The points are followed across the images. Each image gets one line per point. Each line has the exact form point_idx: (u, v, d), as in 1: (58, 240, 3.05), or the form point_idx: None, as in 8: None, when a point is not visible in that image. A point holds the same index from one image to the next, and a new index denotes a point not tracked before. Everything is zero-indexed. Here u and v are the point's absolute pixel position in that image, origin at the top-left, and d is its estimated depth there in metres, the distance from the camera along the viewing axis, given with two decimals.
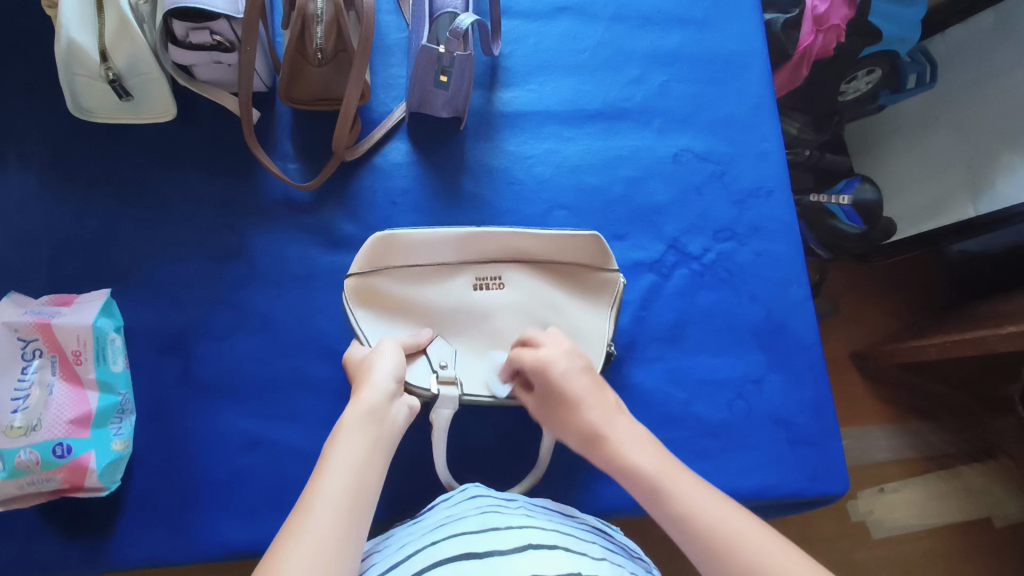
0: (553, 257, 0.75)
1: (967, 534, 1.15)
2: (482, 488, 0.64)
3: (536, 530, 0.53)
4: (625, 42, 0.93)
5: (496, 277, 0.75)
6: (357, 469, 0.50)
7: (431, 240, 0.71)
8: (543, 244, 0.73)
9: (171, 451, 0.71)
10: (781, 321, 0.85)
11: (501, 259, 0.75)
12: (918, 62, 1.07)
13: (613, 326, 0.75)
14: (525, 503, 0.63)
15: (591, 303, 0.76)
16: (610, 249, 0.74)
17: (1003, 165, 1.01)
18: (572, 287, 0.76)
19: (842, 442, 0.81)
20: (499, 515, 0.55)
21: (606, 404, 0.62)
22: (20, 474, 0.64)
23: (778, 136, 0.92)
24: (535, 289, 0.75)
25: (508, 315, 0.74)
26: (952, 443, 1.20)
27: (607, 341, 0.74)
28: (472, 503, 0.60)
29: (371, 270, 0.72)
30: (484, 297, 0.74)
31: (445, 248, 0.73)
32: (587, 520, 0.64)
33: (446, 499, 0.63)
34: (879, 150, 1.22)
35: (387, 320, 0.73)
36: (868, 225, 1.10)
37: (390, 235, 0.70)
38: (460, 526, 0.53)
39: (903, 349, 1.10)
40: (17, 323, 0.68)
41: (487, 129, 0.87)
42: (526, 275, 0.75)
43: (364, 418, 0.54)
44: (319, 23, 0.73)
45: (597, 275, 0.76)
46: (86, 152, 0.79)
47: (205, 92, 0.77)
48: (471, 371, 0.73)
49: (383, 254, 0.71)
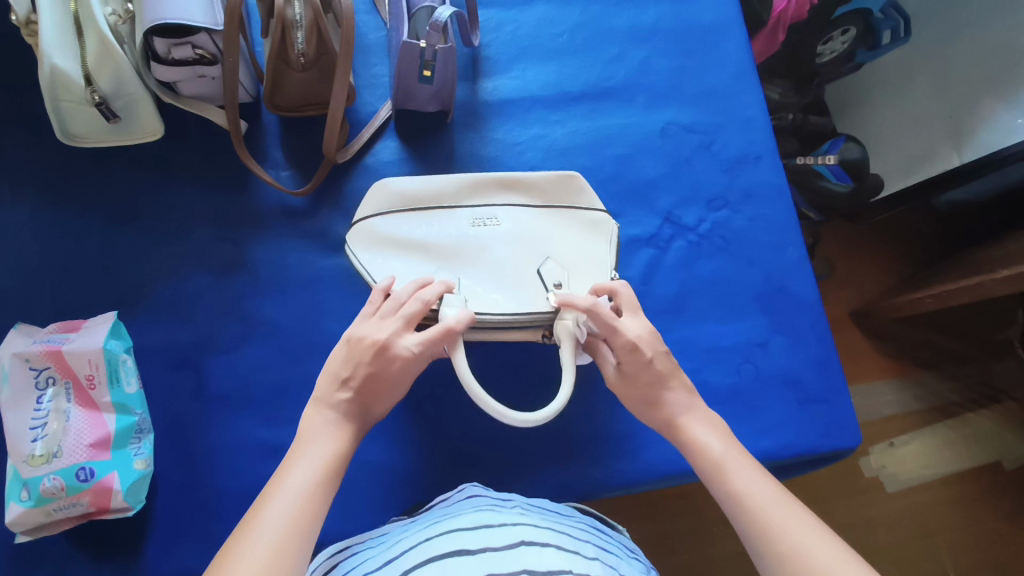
0: (544, 201, 0.77)
1: (979, 479, 1.17)
2: (480, 487, 0.66)
3: (528, 528, 0.53)
4: (602, 22, 0.93)
5: (492, 217, 0.75)
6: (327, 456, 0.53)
7: (429, 185, 0.76)
8: (530, 182, 0.77)
9: (193, 466, 0.71)
10: (780, 283, 0.86)
11: (494, 199, 0.77)
12: (891, 16, 1.05)
13: (614, 256, 0.74)
14: (521, 502, 0.63)
15: (588, 236, 0.75)
16: (589, 190, 0.78)
17: (984, 113, 1.02)
18: (566, 223, 0.76)
19: (851, 397, 0.82)
20: (493, 514, 0.56)
21: (683, 387, 0.63)
22: (47, 502, 0.65)
23: (761, 101, 0.93)
24: (531, 224, 0.75)
25: (507, 247, 0.73)
26: (956, 391, 1.22)
27: (609, 267, 0.72)
28: (467, 503, 0.61)
29: (375, 214, 0.75)
30: (480, 233, 0.74)
31: (442, 188, 0.76)
32: (581, 519, 0.65)
33: (445, 500, 0.66)
34: (862, 108, 1.23)
35: (389, 260, 0.72)
36: (856, 182, 1.11)
37: (389, 181, 0.76)
38: (452, 523, 0.54)
39: (902, 303, 1.11)
40: (27, 353, 0.68)
41: (474, 119, 0.87)
42: (521, 211, 0.76)
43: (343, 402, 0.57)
44: (299, 28, 0.72)
45: (589, 213, 0.77)
46: (78, 178, 0.79)
47: (192, 107, 0.78)
48: (476, 296, 0.69)
49: (385, 200, 0.75)
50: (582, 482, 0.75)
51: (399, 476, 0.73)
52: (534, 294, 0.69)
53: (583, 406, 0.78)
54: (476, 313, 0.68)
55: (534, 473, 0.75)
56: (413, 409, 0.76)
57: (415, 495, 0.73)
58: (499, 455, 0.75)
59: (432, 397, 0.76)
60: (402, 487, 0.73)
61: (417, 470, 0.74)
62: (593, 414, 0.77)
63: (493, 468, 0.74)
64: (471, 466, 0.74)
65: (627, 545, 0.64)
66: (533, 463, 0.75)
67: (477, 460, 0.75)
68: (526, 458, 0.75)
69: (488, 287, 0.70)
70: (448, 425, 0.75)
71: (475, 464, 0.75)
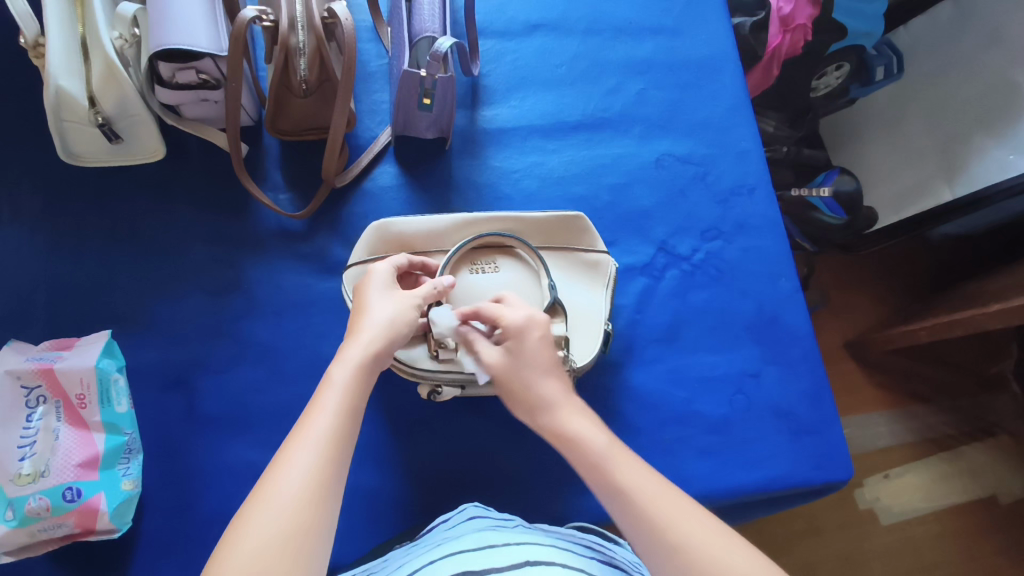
0: (546, 243, 0.79)
1: (973, 513, 1.16)
2: (481, 509, 0.66)
3: (532, 546, 0.53)
4: (599, 55, 0.95)
5: (491, 263, 0.76)
6: (347, 415, 0.49)
7: (428, 226, 0.76)
8: (532, 225, 0.78)
9: (181, 487, 0.71)
10: (774, 314, 0.86)
11: (494, 245, 0.76)
12: (884, 55, 1.11)
13: (609, 304, 0.77)
14: (522, 522, 0.63)
15: (586, 282, 0.78)
16: (594, 229, 0.79)
17: (976, 149, 1.03)
18: (565, 266, 0.79)
19: (843, 429, 0.82)
20: (496, 534, 0.56)
21: (558, 380, 0.59)
22: (31, 522, 0.64)
23: (756, 135, 0.95)
24: (527, 273, 0.76)
25: (505, 296, 0.74)
26: (950, 424, 1.22)
27: (602, 320, 0.75)
28: (469, 526, 0.61)
29: (370, 258, 0.74)
30: (479, 281, 0.74)
31: (441, 229, 0.76)
32: (583, 535, 0.64)
33: (446, 521, 0.65)
34: (855, 142, 1.25)
35: None
36: (849, 215, 1.13)
37: (386, 223, 0.75)
38: (455, 546, 0.54)
39: (896, 335, 1.11)
40: (18, 370, 0.68)
41: (472, 146, 0.88)
42: (520, 261, 0.76)
43: (362, 364, 0.52)
44: (302, 55, 0.73)
45: (587, 257, 0.79)
46: (77, 196, 0.79)
47: (192, 128, 0.79)
48: None
49: (383, 243, 0.75)
50: (572, 511, 0.75)
51: (388, 501, 0.73)
52: None
53: None
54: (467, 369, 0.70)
55: (527, 501, 0.74)
56: (403, 434, 0.75)
57: (404, 521, 0.72)
58: (490, 481, 0.75)
59: (424, 422, 0.76)
60: (392, 512, 0.72)
61: (407, 495, 0.73)
62: None
63: (483, 495, 0.74)
64: (461, 493, 0.74)
65: (630, 560, 0.64)
66: (522, 491, 0.75)
67: (467, 487, 0.74)
68: (516, 485, 0.75)
69: None
70: (440, 449, 0.75)
71: (465, 491, 0.74)
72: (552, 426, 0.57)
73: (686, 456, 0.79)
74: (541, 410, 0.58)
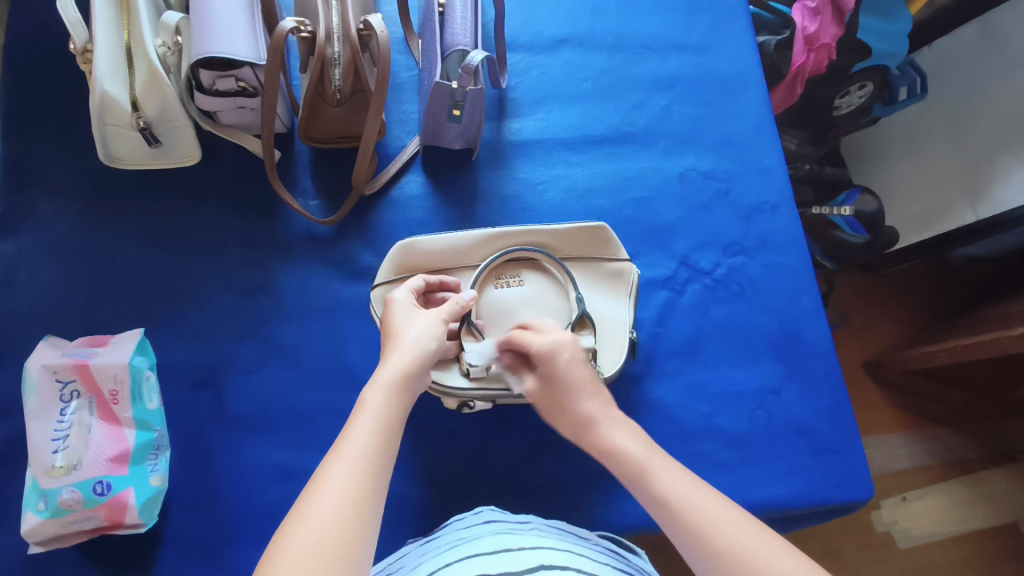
0: (570, 254, 0.80)
1: (994, 539, 1.15)
2: (497, 511, 0.67)
3: (548, 550, 0.54)
4: (625, 70, 0.96)
5: (515, 277, 0.77)
6: (383, 432, 0.49)
7: (453, 242, 0.77)
8: (555, 238, 0.79)
9: (206, 486, 0.72)
10: (795, 330, 0.86)
11: (518, 259, 0.78)
12: (907, 75, 1.10)
13: (633, 312, 0.78)
14: (538, 525, 0.64)
15: (610, 293, 0.79)
16: (615, 239, 0.80)
17: (1000, 171, 1.03)
18: (589, 276, 0.80)
19: (864, 448, 0.82)
20: (513, 537, 0.57)
21: (601, 396, 0.63)
22: (63, 514, 0.66)
23: (779, 152, 0.95)
24: (552, 284, 0.77)
25: (531, 308, 0.75)
26: (971, 448, 1.20)
27: (627, 326, 0.76)
28: (485, 528, 0.61)
29: (396, 278, 0.76)
30: (505, 294, 0.76)
31: (464, 244, 0.77)
32: (600, 542, 0.64)
33: (462, 521, 0.67)
34: (876, 162, 1.25)
35: None
36: (871, 234, 1.13)
37: (411, 242, 0.76)
38: (472, 549, 0.55)
39: (915, 356, 1.11)
40: (54, 365, 0.70)
41: (498, 158, 0.90)
42: (544, 274, 0.78)
43: (395, 381, 0.53)
44: (337, 66, 0.75)
45: (610, 266, 0.80)
46: (114, 198, 0.82)
47: (228, 135, 0.81)
48: None
49: (409, 263, 0.76)
50: (590, 523, 0.75)
51: (408, 505, 0.74)
52: None
53: None
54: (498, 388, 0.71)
55: (546, 511, 0.74)
56: (425, 440, 0.76)
57: (422, 527, 0.73)
58: (509, 489, 0.75)
59: (445, 428, 0.77)
60: (411, 517, 0.73)
61: (426, 501, 0.74)
62: None
63: (503, 503, 0.75)
64: (480, 499, 0.75)
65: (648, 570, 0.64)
66: (540, 501, 0.75)
67: (486, 495, 0.75)
68: (535, 494, 0.75)
69: None
70: (460, 454, 0.76)
71: (485, 497, 0.75)
72: (584, 410, 0.62)
73: (706, 470, 0.79)
74: (584, 427, 0.62)
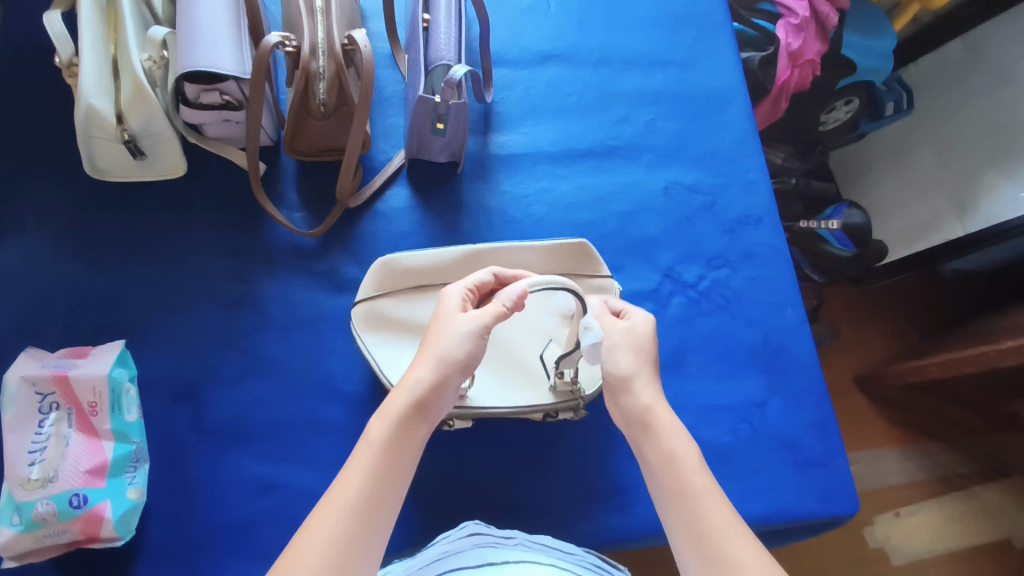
0: (553, 268, 0.80)
1: (986, 556, 1.14)
2: (480, 525, 0.66)
3: (531, 565, 0.54)
4: (610, 85, 0.97)
5: None
6: (361, 502, 0.49)
7: (435, 260, 0.77)
8: (538, 256, 0.79)
9: (185, 499, 0.71)
10: (779, 343, 0.86)
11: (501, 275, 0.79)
12: (894, 89, 1.14)
13: None
14: (523, 539, 0.64)
15: None
16: (597, 256, 0.80)
17: (988, 185, 1.03)
18: None
19: (850, 462, 0.82)
20: (497, 550, 0.57)
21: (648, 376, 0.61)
22: (37, 527, 0.65)
23: (762, 167, 0.96)
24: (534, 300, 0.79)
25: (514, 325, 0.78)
26: (963, 463, 1.20)
27: None
28: (469, 540, 0.61)
29: (377, 295, 0.76)
30: None
31: (444, 264, 0.78)
32: (584, 556, 0.64)
33: (445, 537, 0.65)
34: (863, 176, 1.26)
35: (394, 342, 0.75)
36: (857, 247, 1.14)
37: (391, 260, 0.76)
38: (455, 562, 0.55)
39: (905, 370, 1.11)
40: (34, 376, 0.70)
41: (484, 171, 0.91)
42: None
43: (387, 441, 0.52)
44: (321, 79, 0.76)
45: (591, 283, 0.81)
46: (99, 211, 0.82)
47: (213, 147, 0.82)
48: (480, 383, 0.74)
49: (388, 279, 0.77)
50: (574, 537, 0.74)
51: None
52: (538, 385, 0.75)
53: (580, 458, 0.77)
54: (481, 406, 0.72)
55: (528, 525, 0.74)
56: None
57: (404, 541, 0.72)
58: (492, 504, 0.75)
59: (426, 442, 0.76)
60: (393, 532, 0.72)
61: (408, 517, 0.73)
62: (587, 466, 0.77)
63: (486, 517, 0.74)
64: (461, 512, 0.74)
65: None
66: (523, 516, 0.74)
67: (468, 510, 0.74)
68: (518, 509, 0.75)
69: (494, 379, 0.75)
70: (442, 468, 0.75)
71: (466, 511, 0.74)
72: (632, 398, 0.59)
73: None
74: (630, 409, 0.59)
